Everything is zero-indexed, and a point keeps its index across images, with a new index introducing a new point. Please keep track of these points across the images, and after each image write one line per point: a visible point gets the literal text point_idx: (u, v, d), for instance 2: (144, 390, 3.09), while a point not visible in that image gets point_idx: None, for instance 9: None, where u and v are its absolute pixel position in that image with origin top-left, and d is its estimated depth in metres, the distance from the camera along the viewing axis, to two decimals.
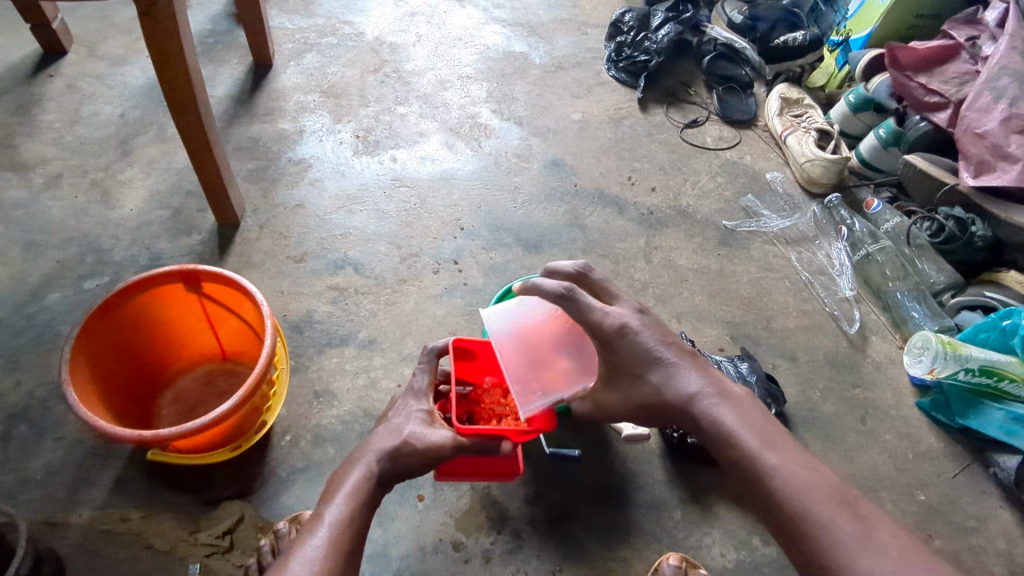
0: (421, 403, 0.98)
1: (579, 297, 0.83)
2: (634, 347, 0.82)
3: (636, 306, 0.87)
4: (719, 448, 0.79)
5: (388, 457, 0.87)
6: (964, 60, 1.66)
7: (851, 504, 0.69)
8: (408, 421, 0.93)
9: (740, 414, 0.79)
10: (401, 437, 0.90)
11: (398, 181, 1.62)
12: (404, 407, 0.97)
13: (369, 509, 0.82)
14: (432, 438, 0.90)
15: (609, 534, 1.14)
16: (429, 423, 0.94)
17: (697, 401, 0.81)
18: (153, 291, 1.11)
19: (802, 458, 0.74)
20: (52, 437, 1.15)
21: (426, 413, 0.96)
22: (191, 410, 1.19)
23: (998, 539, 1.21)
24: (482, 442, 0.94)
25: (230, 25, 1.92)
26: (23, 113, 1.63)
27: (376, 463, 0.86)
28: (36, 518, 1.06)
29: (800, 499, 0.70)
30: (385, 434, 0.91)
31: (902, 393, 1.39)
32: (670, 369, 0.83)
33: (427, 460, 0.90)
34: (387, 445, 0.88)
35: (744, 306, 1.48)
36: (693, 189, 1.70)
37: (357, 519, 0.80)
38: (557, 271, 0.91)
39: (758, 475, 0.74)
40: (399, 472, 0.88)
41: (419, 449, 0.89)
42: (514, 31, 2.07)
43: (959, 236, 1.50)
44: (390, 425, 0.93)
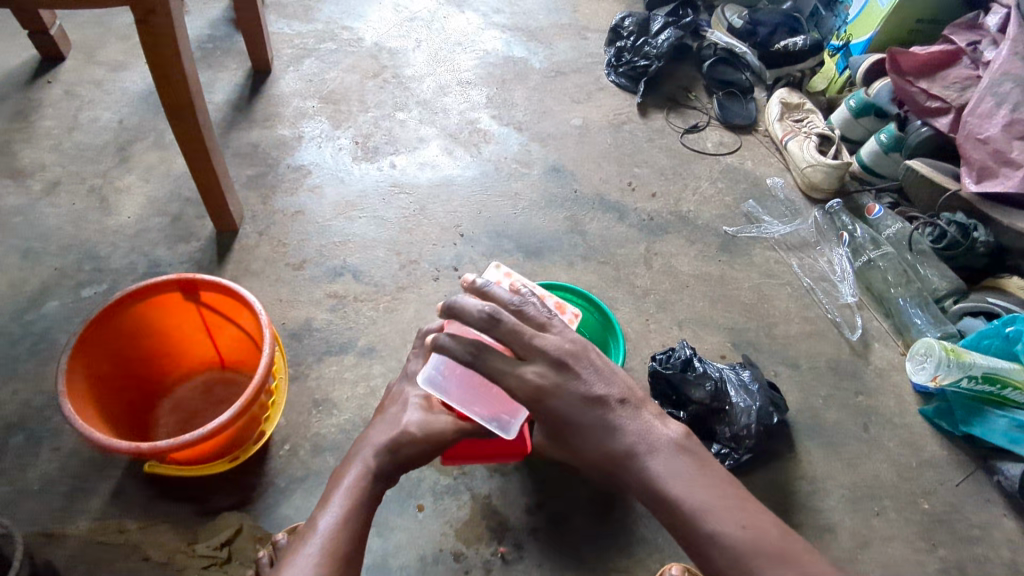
0: (417, 390, 0.97)
1: (485, 365, 0.74)
2: (556, 411, 0.73)
3: (554, 355, 0.73)
4: (654, 510, 0.71)
5: (386, 450, 0.85)
6: (965, 65, 1.65)
7: (793, 558, 0.63)
8: (406, 410, 0.92)
9: (674, 471, 0.70)
10: (399, 428, 0.88)
11: (397, 187, 1.61)
12: (400, 396, 0.96)
13: (368, 507, 0.80)
14: (432, 425, 0.89)
15: (609, 544, 1.13)
16: (427, 410, 0.93)
17: (630, 461, 0.72)
18: (151, 300, 1.10)
19: (742, 514, 0.66)
20: (49, 446, 1.14)
21: (423, 399, 0.95)
22: (190, 420, 1.18)
23: (1003, 548, 1.20)
24: (485, 426, 0.93)
25: (229, 31, 1.92)
26: (21, 119, 1.62)
27: (374, 459, 0.84)
28: (33, 529, 1.05)
29: (744, 569, 0.63)
30: (382, 428, 0.89)
31: (905, 400, 1.38)
32: (598, 427, 0.73)
33: (428, 447, 0.88)
34: (383, 440, 0.87)
35: (746, 313, 1.48)
36: (693, 194, 1.70)
37: (357, 521, 0.77)
38: (462, 316, 0.73)
39: (698, 545, 0.66)
40: (400, 465, 0.86)
41: (420, 436, 0.88)
42: (514, 36, 2.07)
43: (962, 242, 1.49)
44: (386, 418, 0.92)
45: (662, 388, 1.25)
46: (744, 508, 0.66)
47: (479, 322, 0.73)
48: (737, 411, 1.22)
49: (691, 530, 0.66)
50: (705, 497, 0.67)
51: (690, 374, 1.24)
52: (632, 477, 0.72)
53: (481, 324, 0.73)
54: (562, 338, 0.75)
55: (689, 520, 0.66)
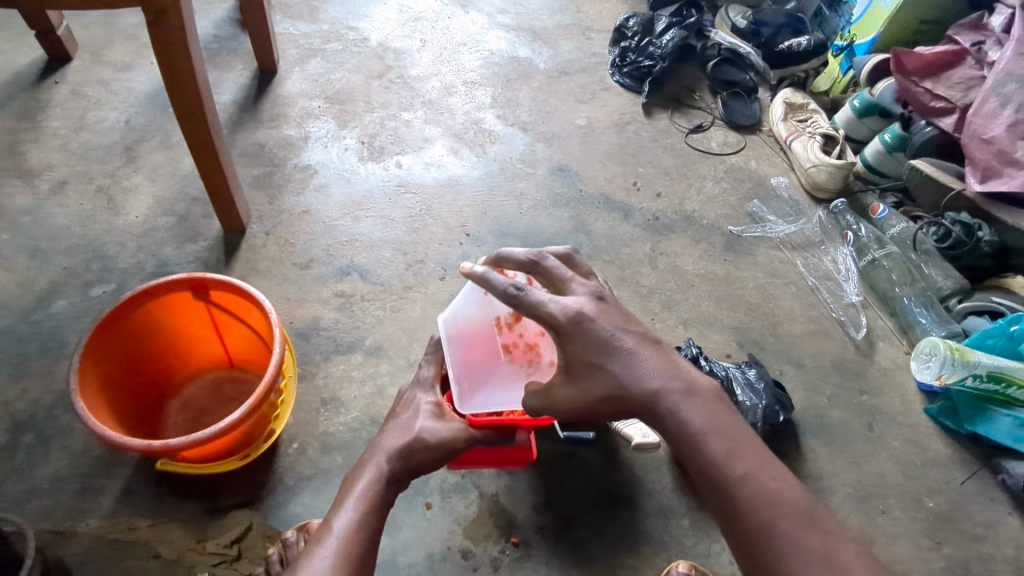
0: (429, 396, 0.97)
1: (531, 293, 0.72)
2: (591, 336, 0.72)
3: (593, 291, 0.76)
4: (680, 451, 0.71)
5: (399, 455, 0.87)
6: (969, 65, 1.66)
7: (815, 517, 0.64)
8: (417, 416, 0.92)
9: (707, 415, 0.71)
10: (413, 433, 0.89)
11: (404, 187, 1.62)
12: (411, 402, 0.96)
13: (381, 510, 0.81)
14: (444, 432, 0.90)
15: (616, 541, 1.13)
16: (439, 416, 0.93)
17: (661, 398, 0.72)
18: (162, 300, 1.11)
19: (769, 465, 0.68)
20: (59, 445, 1.15)
21: (434, 406, 0.95)
22: (199, 419, 1.19)
23: (1007, 546, 1.21)
24: (495, 433, 0.94)
25: (234, 31, 1.92)
26: (28, 119, 1.63)
27: (386, 463, 0.85)
28: (44, 527, 1.06)
29: (767, 515, 0.63)
30: (395, 433, 0.90)
31: (910, 399, 1.39)
32: (631, 360, 0.73)
33: (440, 453, 0.89)
34: (397, 444, 0.88)
35: (751, 312, 1.48)
36: (698, 194, 1.71)
37: (370, 525, 0.78)
38: (509, 259, 0.79)
39: (723, 486, 0.66)
40: (413, 470, 0.87)
41: (432, 443, 0.89)
42: (518, 36, 2.07)
43: (966, 241, 1.51)
44: (399, 423, 0.93)
45: None
46: (770, 464, 0.68)
47: (523, 262, 0.78)
48: (743, 410, 1.23)
49: (718, 471, 0.67)
50: (737, 446, 0.69)
51: None
52: (662, 415, 0.72)
53: (528, 264, 0.78)
54: (597, 284, 0.79)
55: (717, 460, 0.68)
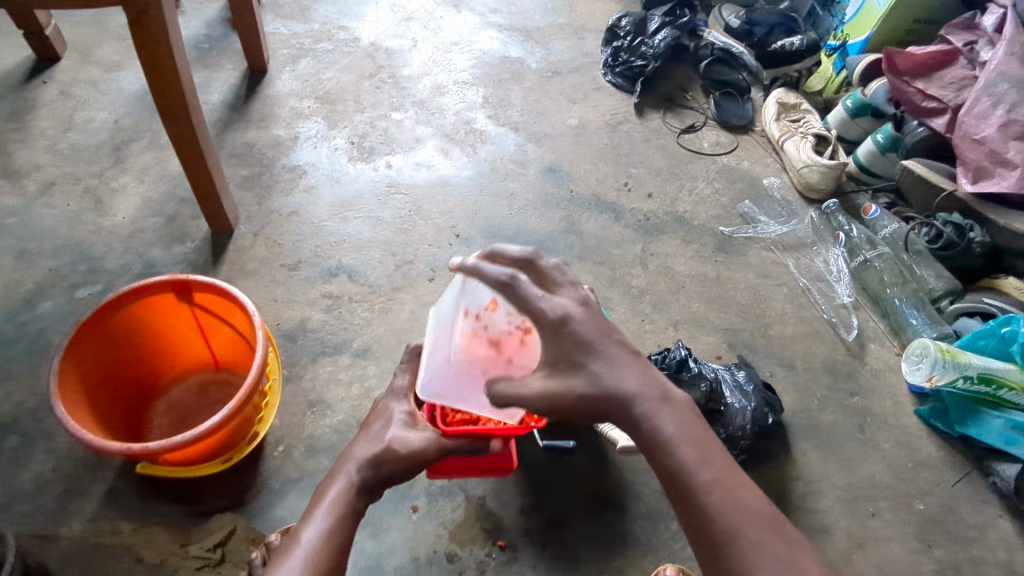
0: (401, 405, 0.94)
1: (522, 285, 0.69)
2: (576, 335, 0.69)
3: (581, 297, 0.73)
4: (649, 455, 0.70)
5: (369, 465, 0.84)
6: (961, 66, 1.65)
7: (780, 528, 0.64)
8: (390, 425, 0.90)
9: (681, 425, 0.69)
10: (383, 443, 0.87)
11: (393, 188, 1.61)
12: (385, 411, 0.94)
13: (352, 522, 0.79)
14: (415, 441, 0.87)
15: (604, 545, 1.13)
16: (411, 425, 0.90)
17: (637, 403, 0.70)
18: (144, 302, 1.10)
19: (736, 476, 0.67)
20: (43, 448, 1.14)
21: (407, 415, 0.92)
22: (183, 421, 1.18)
23: (998, 548, 1.20)
24: (471, 443, 0.89)
25: (225, 30, 1.91)
26: (16, 119, 1.62)
27: (357, 475, 0.83)
28: (25, 531, 1.05)
29: (734, 527, 0.63)
30: (366, 442, 0.88)
31: (901, 400, 1.38)
32: (610, 363, 0.70)
33: (411, 464, 0.86)
34: (368, 454, 0.85)
35: (742, 313, 1.48)
36: (690, 194, 1.70)
37: (341, 537, 0.77)
38: (500, 255, 0.75)
39: (692, 494, 0.66)
40: (385, 480, 0.85)
41: (402, 453, 0.86)
42: (510, 36, 2.06)
43: (958, 242, 1.49)
44: (370, 433, 0.90)
45: None
46: (736, 476, 0.68)
47: (518, 258, 0.74)
48: (732, 413, 1.22)
49: (688, 478, 0.66)
50: (706, 456, 0.68)
51: (685, 375, 1.24)
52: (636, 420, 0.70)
53: (521, 260, 0.74)
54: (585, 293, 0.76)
55: (687, 468, 0.67)
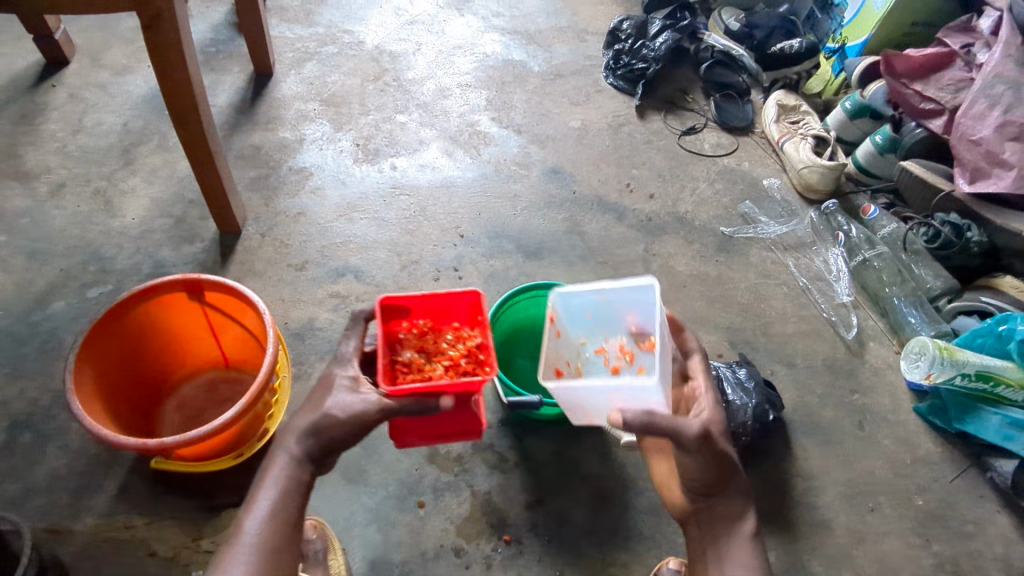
0: (344, 370, 0.89)
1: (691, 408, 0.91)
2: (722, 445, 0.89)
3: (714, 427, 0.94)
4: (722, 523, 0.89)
5: (310, 436, 0.83)
6: (959, 68, 1.67)
7: None
8: (331, 392, 0.86)
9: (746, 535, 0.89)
10: (322, 412, 0.84)
11: (398, 189, 1.63)
12: (327, 377, 0.89)
13: (299, 496, 0.82)
14: (357, 407, 0.84)
15: (608, 540, 1.15)
16: (352, 390, 0.86)
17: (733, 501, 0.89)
18: (158, 300, 1.12)
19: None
20: (56, 444, 1.16)
21: (350, 379, 0.87)
22: (195, 418, 1.20)
23: (995, 543, 1.22)
24: (414, 403, 0.86)
25: (231, 34, 1.94)
26: (27, 122, 1.64)
27: (298, 449, 0.83)
28: (40, 526, 1.07)
29: None
30: (306, 411, 0.86)
31: (900, 398, 1.40)
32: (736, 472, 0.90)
33: (352, 429, 0.84)
34: (307, 424, 0.84)
35: (743, 312, 1.50)
36: (691, 195, 1.72)
37: (288, 512, 0.81)
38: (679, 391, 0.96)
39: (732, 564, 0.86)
40: (327, 448, 0.84)
41: (343, 419, 0.84)
42: (513, 39, 2.09)
43: (955, 242, 1.51)
44: (312, 400, 0.87)
45: None
46: None
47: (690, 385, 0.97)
48: (733, 409, 1.24)
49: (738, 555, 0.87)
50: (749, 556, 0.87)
51: None
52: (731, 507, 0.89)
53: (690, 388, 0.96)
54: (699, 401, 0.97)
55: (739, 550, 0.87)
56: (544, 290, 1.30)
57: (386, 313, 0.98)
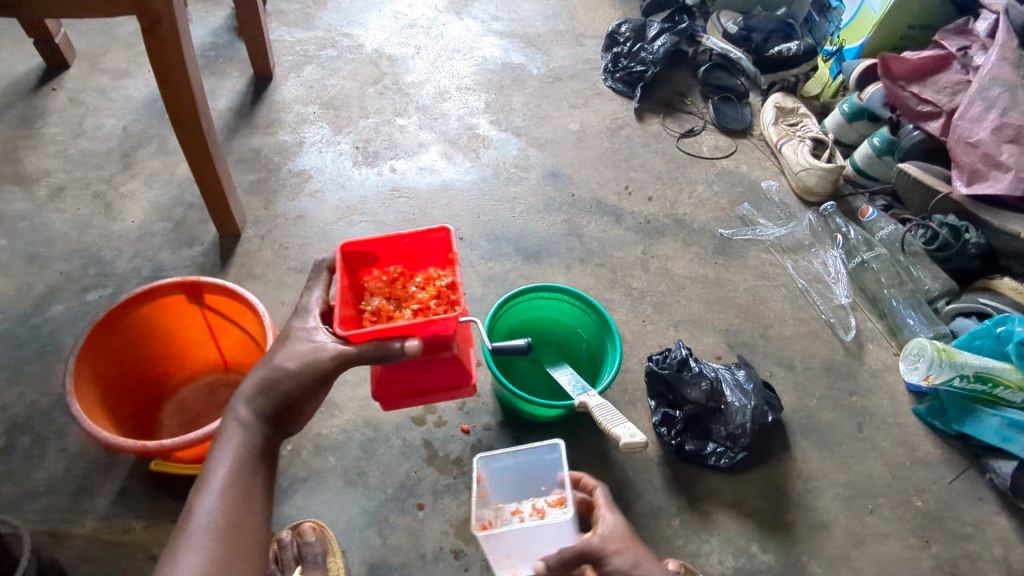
0: (302, 322, 0.89)
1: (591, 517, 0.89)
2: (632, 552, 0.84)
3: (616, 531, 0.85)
4: None
5: (262, 392, 0.83)
6: (955, 70, 1.68)
7: None
8: (281, 348, 0.85)
9: None
10: (272, 367, 0.84)
11: (397, 191, 1.64)
12: (287, 331, 0.88)
13: (254, 457, 0.81)
14: (308, 356, 0.83)
15: None
16: (304, 339, 0.86)
17: None
18: (157, 303, 1.12)
19: None
20: (56, 447, 1.16)
21: (305, 330, 0.87)
22: (194, 420, 1.20)
23: (995, 545, 1.22)
24: (375, 349, 0.84)
25: (231, 38, 1.94)
26: (27, 126, 1.65)
27: (247, 414, 0.83)
28: (39, 529, 1.07)
29: None
30: (257, 368, 0.85)
31: (899, 399, 1.40)
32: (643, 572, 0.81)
33: (306, 381, 0.83)
34: (258, 383, 0.84)
35: (742, 314, 1.50)
36: (690, 198, 1.72)
37: (244, 481, 0.79)
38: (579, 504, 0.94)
39: None
40: (279, 405, 0.83)
41: (294, 370, 0.83)
42: (512, 42, 2.10)
43: (953, 244, 1.51)
44: (263, 361, 0.87)
45: (659, 387, 1.28)
46: None
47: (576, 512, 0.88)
48: (732, 411, 1.24)
49: None
50: None
51: (684, 374, 1.25)
52: None
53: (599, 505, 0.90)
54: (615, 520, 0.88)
55: None
56: (541, 292, 1.28)
57: (352, 261, 1.00)
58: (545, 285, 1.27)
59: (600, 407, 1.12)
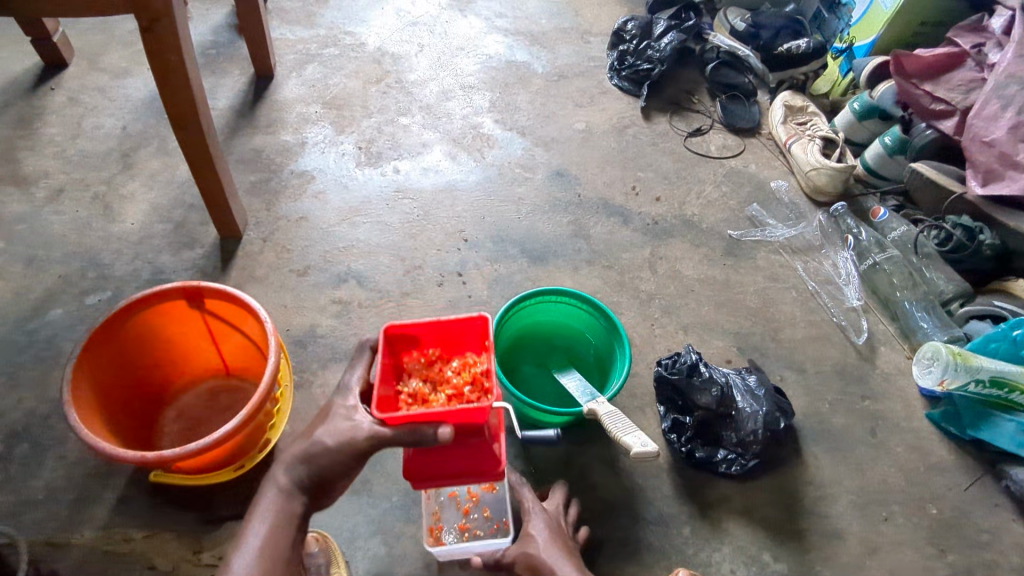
0: (345, 399, 0.89)
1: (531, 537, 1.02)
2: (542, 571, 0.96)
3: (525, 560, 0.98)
4: None
5: (302, 463, 0.85)
6: (970, 68, 1.65)
7: None
8: (324, 422, 0.86)
9: None
10: (314, 440, 0.85)
11: (401, 192, 1.61)
12: (328, 407, 0.89)
13: (289, 522, 0.84)
14: (346, 435, 0.84)
15: (616, 551, 1.12)
16: (346, 417, 0.86)
17: None
18: (157, 309, 1.10)
19: None
20: (55, 454, 1.14)
21: (347, 408, 0.87)
22: (195, 428, 1.18)
23: (1012, 553, 1.19)
24: (408, 433, 0.81)
25: (232, 37, 1.92)
26: (24, 127, 1.62)
27: (286, 480, 0.85)
28: (37, 539, 1.05)
29: None
30: (302, 439, 0.87)
31: (912, 404, 1.37)
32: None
33: (342, 456, 0.84)
34: (300, 452, 0.85)
35: (752, 317, 1.47)
36: (697, 198, 1.70)
37: (278, 546, 0.82)
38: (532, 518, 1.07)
39: None
40: (317, 478, 0.85)
41: (331, 447, 0.84)
42: (516, 40, 2.07)
43: (968, 245, 1.49)
44: (308, 429, 0.88)
45: (668, 392, 1.25)
46: None
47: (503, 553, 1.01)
48: (743, 417, 1.22)
49: None
50: None
51: (695, 379, 1.22)
52: None
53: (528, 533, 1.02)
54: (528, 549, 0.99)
55: None
56: (549, 296, 1.25)
57: (394, 346, 0.98)
58: (557, 287, 1.24)
59: (610, 415, 1.09)
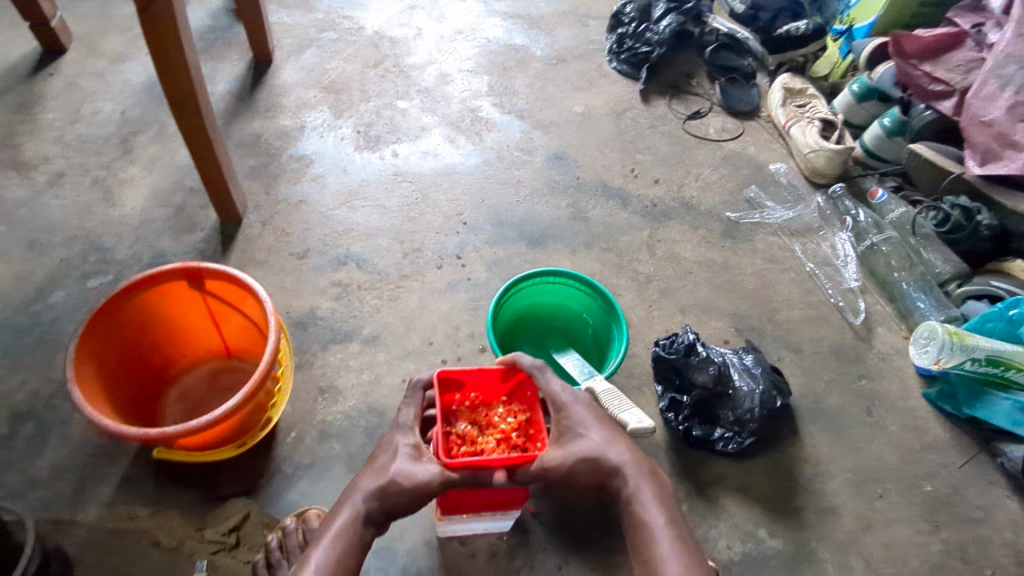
0: (406, 437, 0.89)
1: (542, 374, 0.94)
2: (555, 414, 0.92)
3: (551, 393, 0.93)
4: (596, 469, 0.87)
5: (375, 497, 0.84)
6: (969, 48, 1.66)
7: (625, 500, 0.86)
8: (394, 458, 0.86)
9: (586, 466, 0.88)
10: (388, 476, 0.84)
11: (399, 176, 1.61)
12: (390, 443, 0.89)
13: (356, 554, 0.81)
14: (420, 476, 0.84)
15: (614, 527, 1.14)
16: (416, 458, 0.86)
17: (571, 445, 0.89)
18: (157, 289, 1.11)
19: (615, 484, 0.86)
20: (59, 435, 1.16)
21: (413, 447, 0.88)
22: (197, 407, 1.19)
23: (1005, 529, 1.21)
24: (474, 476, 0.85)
25: (230, 21, 1.92)
26: (23, 112, 1.63)
27: (363, 507, 0.83)
28: (43, 517, 1.07)
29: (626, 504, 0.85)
30: (373, 472, 0.86)
31: (909, 383, 1.38)
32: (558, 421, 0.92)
33: (417, 497, 0.84)
34: (374, 486, 0.84)
35: (749, 298, 1.48)
36: (696, 180, 1.70)
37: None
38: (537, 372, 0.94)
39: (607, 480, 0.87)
40: (389, 511, 0.84)
41: (409, 488, 0.83)
42: (515, 24, 2.06)
43: (966, 225, 1.49)
44: (376, 463, 0.88)
45: (666, 371, 1.26)
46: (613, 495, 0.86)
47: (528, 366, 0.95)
48: (740, 396, 1.22)
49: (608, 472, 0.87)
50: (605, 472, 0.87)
51: (693, 359, 1.24)
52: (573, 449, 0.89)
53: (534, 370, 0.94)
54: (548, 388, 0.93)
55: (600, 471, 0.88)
56: (546, 278, 1.25)
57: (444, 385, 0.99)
58: (552, 270, 1.23)
59: (607, 392, 1.10)
